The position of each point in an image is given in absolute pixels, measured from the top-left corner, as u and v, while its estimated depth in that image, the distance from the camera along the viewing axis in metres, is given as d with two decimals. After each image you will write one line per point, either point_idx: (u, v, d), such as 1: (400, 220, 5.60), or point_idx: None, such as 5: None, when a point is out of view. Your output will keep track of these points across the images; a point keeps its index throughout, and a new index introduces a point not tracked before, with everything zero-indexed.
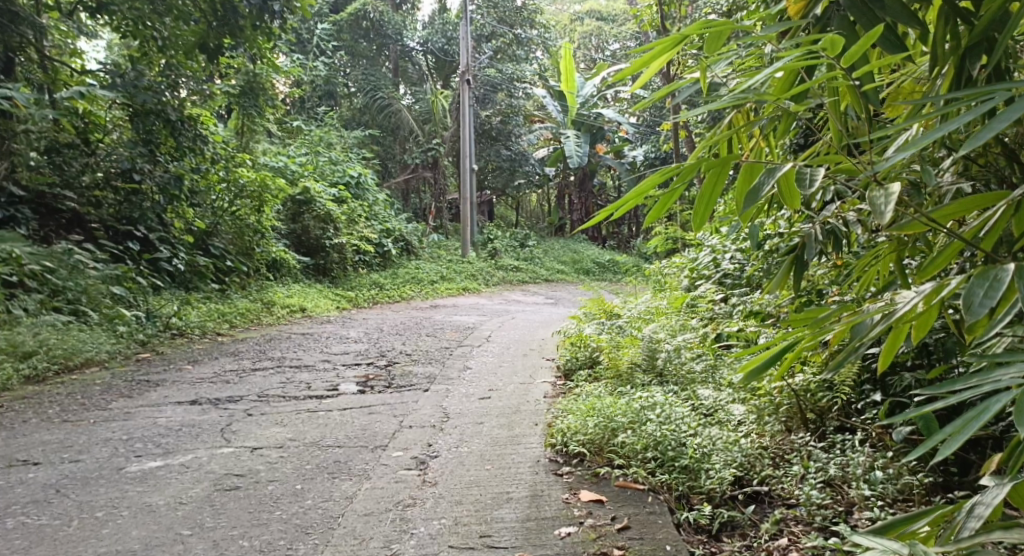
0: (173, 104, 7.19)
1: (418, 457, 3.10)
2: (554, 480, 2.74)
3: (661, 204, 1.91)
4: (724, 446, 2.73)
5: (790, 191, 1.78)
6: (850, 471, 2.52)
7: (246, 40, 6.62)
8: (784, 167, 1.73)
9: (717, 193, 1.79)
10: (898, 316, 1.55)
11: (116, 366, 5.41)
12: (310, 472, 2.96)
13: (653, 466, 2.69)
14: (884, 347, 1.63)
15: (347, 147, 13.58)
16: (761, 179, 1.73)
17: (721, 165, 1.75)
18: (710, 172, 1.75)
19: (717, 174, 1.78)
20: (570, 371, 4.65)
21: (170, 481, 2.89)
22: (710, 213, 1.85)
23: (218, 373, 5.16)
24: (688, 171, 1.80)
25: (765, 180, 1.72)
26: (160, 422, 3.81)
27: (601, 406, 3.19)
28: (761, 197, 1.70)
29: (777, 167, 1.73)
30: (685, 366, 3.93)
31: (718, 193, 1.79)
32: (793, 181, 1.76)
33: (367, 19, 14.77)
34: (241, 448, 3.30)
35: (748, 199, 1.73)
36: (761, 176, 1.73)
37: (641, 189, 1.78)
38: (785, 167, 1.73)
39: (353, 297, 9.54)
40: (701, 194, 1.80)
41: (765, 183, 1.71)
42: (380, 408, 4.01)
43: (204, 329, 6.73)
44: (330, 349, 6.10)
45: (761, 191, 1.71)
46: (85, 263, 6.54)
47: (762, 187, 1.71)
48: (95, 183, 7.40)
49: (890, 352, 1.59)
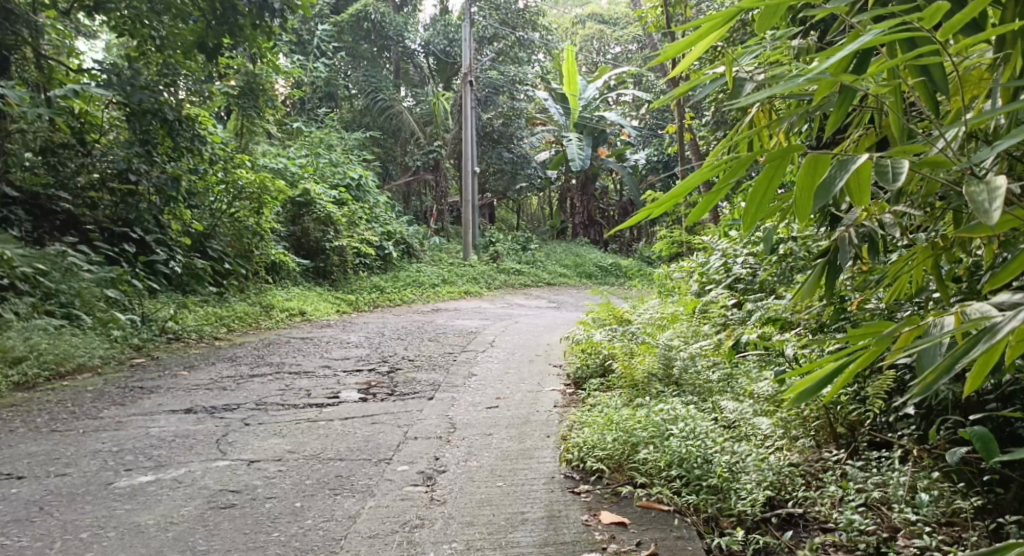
0: (170, 103, 7.03)
1: (425, 471, 2.93)
2: (571, 499, 2.57)
3: (707, 202, 1.76)
4: (754, 464, 2.56)
5: (862, 188, 1.58)
6: (892, 492, 2.37)
7: (246, 39, 6.44)
8: (858, 159, 1.53)
9: (773, 189, 1.62)
10: (1001, 337, 1.30)
11: (109, 371, 5.24)
12: (311, 488, 2.79)
13: (678, 485, 2.53)
14: (970, 373, 1.38)
15: (348, 149, 13.43)
16: (831, 173, 1.54)
17: (779, 157, 1.57)
18: (767, 166, 1.58)
19: (774, 169, 1.60)
20: (580, 379, 4.48)
21: (160, 498, 2.71)
22: (762, 213, 1.68)
23: (215, 380, 4.99)
24: (739, 166, 1.64)
25: (835, 176, 1.52)
26: (152, 432, 3.64)
27: (619, 419, 3.03)
28: (834, 193, 1.52)
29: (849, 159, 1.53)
30: (703, 376, 3.77)
31: (774, 190, 1.62)
32: (865, 177, 1.57)
33: (368, 20, 14.67)
34: (238, 461, 3.12)
35: (817, 196, 1.54)
36: (831, 170, 1.54)
37: (689, 184, 1.62)
38: (859, 159, 1.53)
39: (353, 300, 9.36)
40: (753, 193, 1.64)
41: (836, 177, 1.53)
42: (383, 418, 3.84)
43: (201, 333, 6.57)
44: (330, 354, 5.94)
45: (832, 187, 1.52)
46: (79, 265, 6.38)
47: (833, 182, 1.52)
48: (90, 183, 7.15)
49: (978, 377, 1.37)
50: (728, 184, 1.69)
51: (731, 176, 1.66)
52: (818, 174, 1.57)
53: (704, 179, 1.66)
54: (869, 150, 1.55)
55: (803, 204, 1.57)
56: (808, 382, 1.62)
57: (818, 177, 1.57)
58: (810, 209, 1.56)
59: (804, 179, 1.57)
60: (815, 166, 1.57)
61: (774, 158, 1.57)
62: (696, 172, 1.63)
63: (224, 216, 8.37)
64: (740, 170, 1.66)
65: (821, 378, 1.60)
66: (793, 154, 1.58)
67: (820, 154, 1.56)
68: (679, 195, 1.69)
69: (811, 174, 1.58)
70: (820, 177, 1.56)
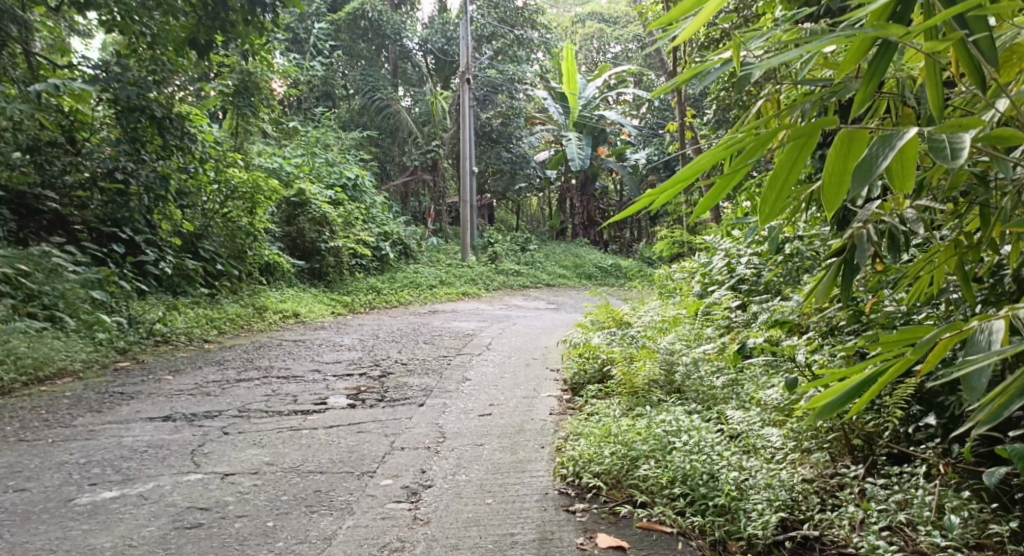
0: (159, 99, 6.68)
1: (410, 486, 2.73)
2: (565, 519, 2.39)
3: (717, 190, 1.56)
4: (766, 481, 2.37)
5: (905, 170, 1.37)
6: (916, 514, 2.19)
7: (238, 36, 6.18)
8: (905, 134, 1.31)
9: (797, 172, 1.42)
10: None
11: (91, 376, 5.03)
12: (286, 505, 2.60)
13: (683, 505, 2.37)
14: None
15: (345, 149, 13.21)
16: (873, 151, 1.32)
17: (808, 134, 1.37)
18: (792, 143, 1.38)
19: (800, 148, 1.39)
20: (578, 385, 4.29)
21: (122, 517, 2.52)
22: (782, 203, 1.48)
23: (200, 385, 4.78)
24: (759, 145, 1.45)
25: (879, 152, 1.31)
26: (125, 442, 3.43)
27: (618, 431, 2.85)
28: (876, 174, 1.30)
29: (897, 135, 1.32)
30: (706, 382, 3.57)
31: (799, 173, 1.42)
32: (912, 158, 1.35)
33: (365, 18, 14.44)
34: (210, 475, 2.92)
35: (855, 179, 1.32)
36: (874, 147, 1.32)
37: (698, 166, 1.43)
38: (906, 135, 1.31)
39: (349, 301, 9.16)
40: (773, 177, 1.44)
41: (880, 155, 1.31)
42: (370, 426, 3.64)
43: (190, 335, 6.36)
44: (321, 358, 5.72)
45: (876, 166, 1.31)
46: (64, 266, 6.17)
47: (876, 160, 1.31)
48: (79, 183, 7.00)
49: None
50: (743, 168, 1.50)
51: (749, 156, 1.47)
52: (852, 155, 1.37)
53: (717, 160, 1.46)
54: (916, 125, 1.33)
55: (834, 190, 1.38)
56: (832, 395, 1.45)
57: (856, 158, 1.37)
58: (847, 193, 1.33)
59: (836, 157, 1.37)
60: (850, 145, 1.37)
61: (802, 134, 1.37)
62: (709, 153, 1.43)
63: (216, 216, 8.18)
64: (758, 150, 1.47)
65: (850, 391, 1.43)
66: (822, 129, 1.38)
67: (859, 129, 1.35)
68: (686, 178, 1.49)
69: (845, 156, 1.39)
70: (854, 159, 1.37)
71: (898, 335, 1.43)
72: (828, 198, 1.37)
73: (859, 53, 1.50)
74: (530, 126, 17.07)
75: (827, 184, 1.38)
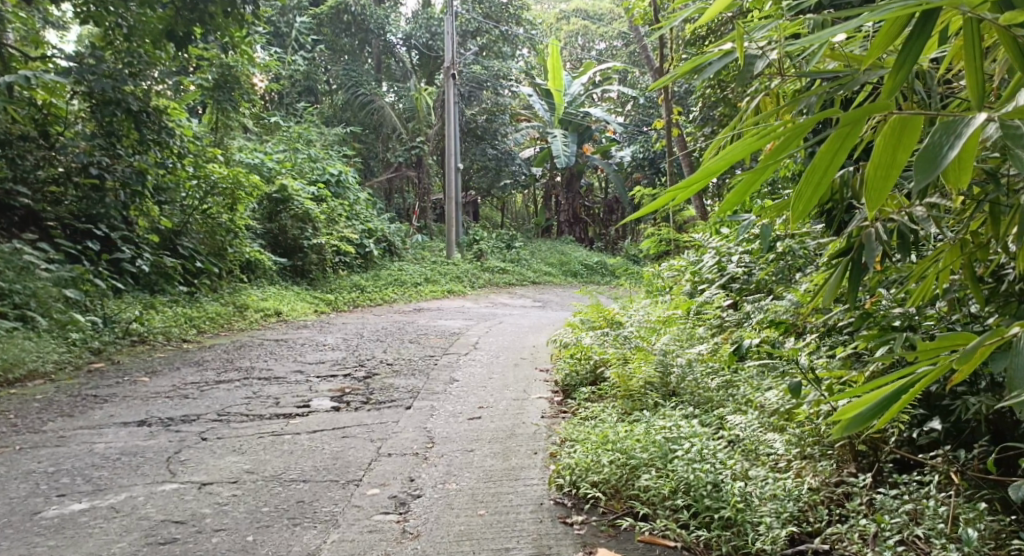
0: (136, 93, 6.49)
1: (398, 496, 2.61)
2: (563, 532, 2.29)
3: (745, 185, 1.45)
4: (773, 493, 2.28)
5: (962, 161, 1.27)
6: (933, 528, 2.10)
7: (218, 29, 6.00)
8: (968, 124, 1.20)
9: (840, 160, 1.31)
10: None
11: (64, 378, 4.86)
12: (268, 517, 2.47)
13: (686, 518, 2.27)
14: None
15: (328, 145, 13.01)
16: (936, 138, 1.22)
17: (855, 120, 1.26)
18: (837, 131, 1.28)
19: (848, 132, 1.28)
20: (569, 387, 4.16)
21: (91, 532, 2.37)
22: (816, 199, 1.37)
23: (177, 387, 4.62)
24: (798, 133, 1.34)
25: (943, 141, 1.20)
26: (96, 449, 3.28)
27: (615, 438, 2.75)
28: (940, 167, 1.18)
29: (961, 121, 1.21)
30: (702, 384, 3.47)
31: (839, 165, 1.31)
32: (969, 153, 1.25)
33: (348, 13, 14.27)
34: (187, 484, 2.77)
35: (913, 170, 1.21)
36: (937, 134, 1.22)
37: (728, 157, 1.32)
38: (971, 123, 1.21)
39: (332, 300, 8.98)
40: (810, 169, 1.33)
41: (945, 143, 1.20)
42: (355, 431, 3.50)
43: (168, 334, 6.19)
44: (304, 358, 5.57)
45: (939, 157, 1.20)
46: (37, 263, 5.96)
47: (940, 149, 1.20)
48: (52, 178, 6.79)
49: None
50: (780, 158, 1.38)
51: (786, 145, 1.35)
52: (904, 147, 1.27)
53: (748, 150, 1.35)
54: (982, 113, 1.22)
55: (880, 183, 1.28)
56: (861, 407, 1.34)
57: (908, 148, 1.27)
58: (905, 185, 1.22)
59: (884, 147, 1.27)
60: (901, 134, 1.27)
61: (850, 121, 1.26)
62: (740, 142, 1.32)
63: (196, 212, 8.00)
64: (795, 139, 1.36)
65: (881, 404, 1.33)
66: (872, 116, 1.28)
67: (913, 115, 1.25)
68: (713, 172, 1.37)
69: (894, 146, 1.28)
70: (905, 150, 1.27)
71: (936, 344, 1.33)
72: (875, 190, 1.28)
73: (887, 38, 1.39)
74: (515, 123, 16.93)
75: (874, 175, 1.28)
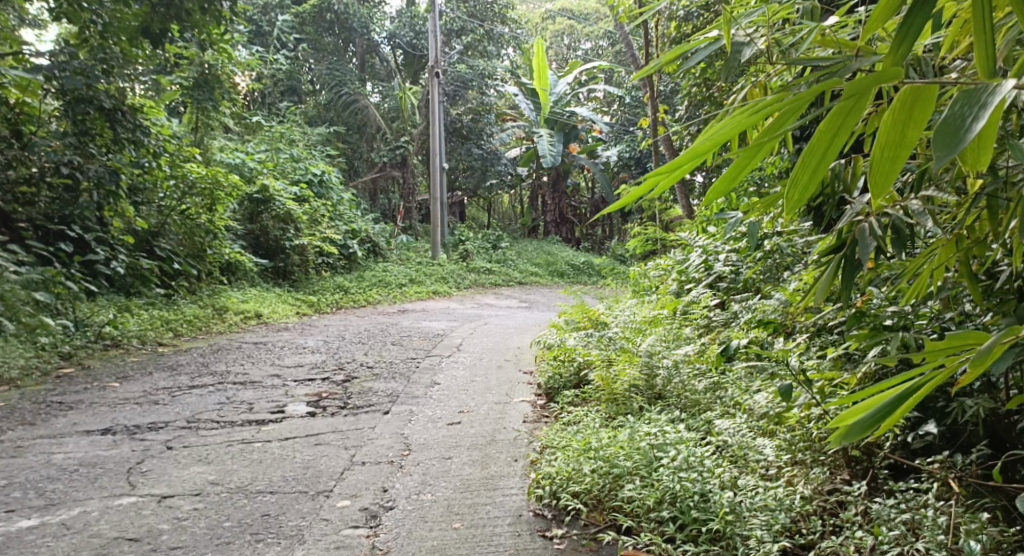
0: (110, 90, 6.31)
1: (369, 508, 2.47)
2: (542, 548, 2.17)
3: (732, 173, 1.32)
4: (764, 503, 2.16)
5: (980, 140, 1.16)
6: (933, 540, 1.97)
7: (195, 26, 5.81)
8: (992, 94, 1.07)
9: (843, 138, 1.18)
10: None
11: (29, 385, 4.67)
12: (230, 532, 2.32)
13: (672, 533, 2.14)
14: None
15: (310, 145, 12.82)
16: (956, 110, 1.10)
17: (861, 93, 1.14)
18: (842, 105, 1.15)
19: (854, 106, 1.16)
20: (553, 390, 4.03)
21: (38, 551, 2.22)
22: (814, 186, 1.24)
23: (147, 393, 4.45)
24: (795, 109, 1.21)
25: (966, 113, 1.08)
26: (55, 460, 3.12)
27: (598, 445, 2.61)
28: (962, 145, 1.06)
29: (983, 90, 1.09)
30: (689, 386, 3.34)
31: (839, 148, 1.19)
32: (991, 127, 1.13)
33: (331, 12, 14.07)
34: (146, 498, 2.62)
35: (932, 147, 1.09)
36: (957, 105, 1.10)
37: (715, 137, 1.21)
38: (995, 92, 1.08)
39: (315, 301, 8.81)
40: (810, 150, 1.20)
41: (968, 115, 1.08)
42: (329, 437, 3.35)
43: (144, 338, 6.02)
44: (282, 362, 5.40)
45: (961, 130, 1.08)
46: (6, 265, 5.59)
47: (962, 121, 1.08)
48: (24, 178, 6.49)
49: None
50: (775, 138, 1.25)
51: (782, 122, 1.22)
52: (916, 122, 1.14)
53: (738, 130, 1.22)
54: (1007, 81, 1.10)
55: (888, 165, 1.16)
56: (861, 414, 1.22)
57: (922, 121, 1.14)
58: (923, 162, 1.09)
59: (893, 124, 1.15)
60: (913, 107, 1.14)
61: (855, 93, 1.14)
62: (729, 121, 1.20)
63: (174, 212, 7.78)
64: (792, 116, 1.23)
65: (884, 409, 1.20)
66: (878, 88, 1.16)
67: (927, 86, 1.13)
68: (701, 152, 1.24)
69: (905, 122, 1.15)
70: (916, 129, 1.14)
71: (944, 344, 1.22)
72: (882, 173, 1.15)
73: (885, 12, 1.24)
74: (501, 122, 16.80)
75: (880, 158, 1.16)
